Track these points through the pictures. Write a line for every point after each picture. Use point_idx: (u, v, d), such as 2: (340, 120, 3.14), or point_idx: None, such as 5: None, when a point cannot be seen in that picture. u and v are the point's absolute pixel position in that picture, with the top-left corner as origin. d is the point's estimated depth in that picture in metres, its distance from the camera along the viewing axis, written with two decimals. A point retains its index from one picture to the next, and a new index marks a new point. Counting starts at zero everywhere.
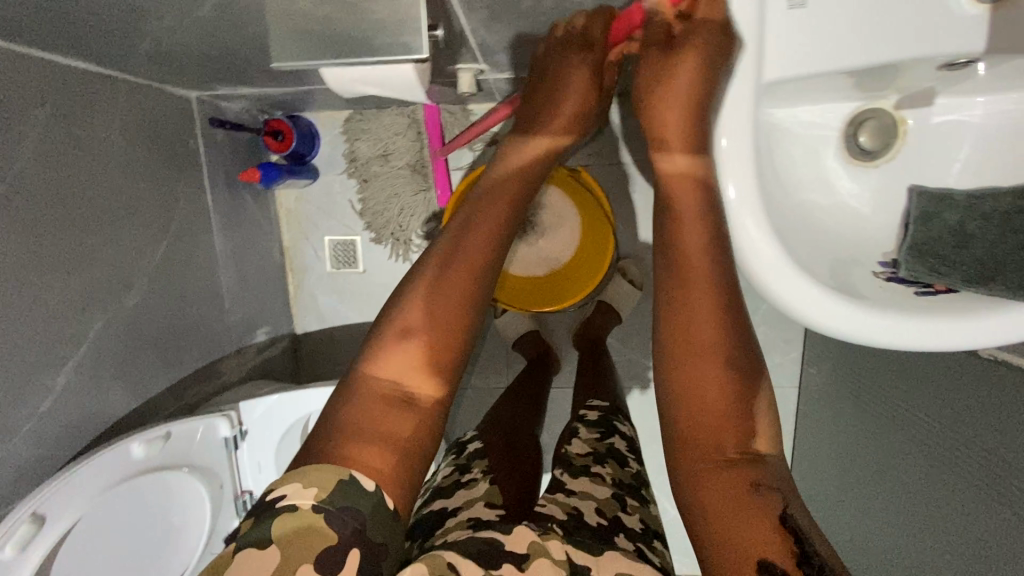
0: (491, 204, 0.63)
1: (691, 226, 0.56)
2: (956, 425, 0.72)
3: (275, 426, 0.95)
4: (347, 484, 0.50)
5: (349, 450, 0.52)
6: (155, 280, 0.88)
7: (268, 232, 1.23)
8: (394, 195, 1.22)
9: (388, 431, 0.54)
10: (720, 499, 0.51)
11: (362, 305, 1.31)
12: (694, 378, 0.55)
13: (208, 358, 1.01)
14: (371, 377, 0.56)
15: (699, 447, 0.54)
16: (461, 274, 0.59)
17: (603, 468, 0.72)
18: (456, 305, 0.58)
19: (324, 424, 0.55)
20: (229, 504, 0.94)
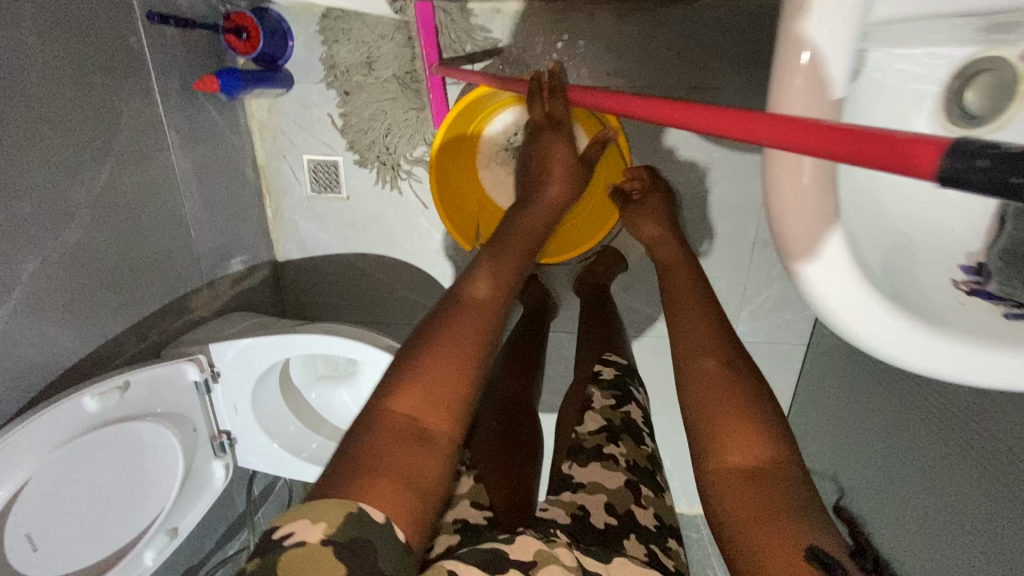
0: (500, 260, 0.68)
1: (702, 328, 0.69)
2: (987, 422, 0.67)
3: (251, 369, 0.90)
4: (356, 517, 0.47)
5: (365, 485, 0.49)
6: (101, 209, 0.77)
7: (239, 148, 1.09)
8: (380, 112, 1.07)
9: (408, 469, 0.51)
10: (747, 506, 0.54)
11: (347, 234, 1.21)
12: (717, 417, 0.60)
13: (175, 293, 0.93)
14: (391, 411, 0.54)
15: (727, 464, 0.57)
16: (474, 315, 0.61)
17: (619, 448, 0.65)
18: (473, 350, 0.58)
19: (339, 462, 0.51)
20: (206, 445, 0.90)
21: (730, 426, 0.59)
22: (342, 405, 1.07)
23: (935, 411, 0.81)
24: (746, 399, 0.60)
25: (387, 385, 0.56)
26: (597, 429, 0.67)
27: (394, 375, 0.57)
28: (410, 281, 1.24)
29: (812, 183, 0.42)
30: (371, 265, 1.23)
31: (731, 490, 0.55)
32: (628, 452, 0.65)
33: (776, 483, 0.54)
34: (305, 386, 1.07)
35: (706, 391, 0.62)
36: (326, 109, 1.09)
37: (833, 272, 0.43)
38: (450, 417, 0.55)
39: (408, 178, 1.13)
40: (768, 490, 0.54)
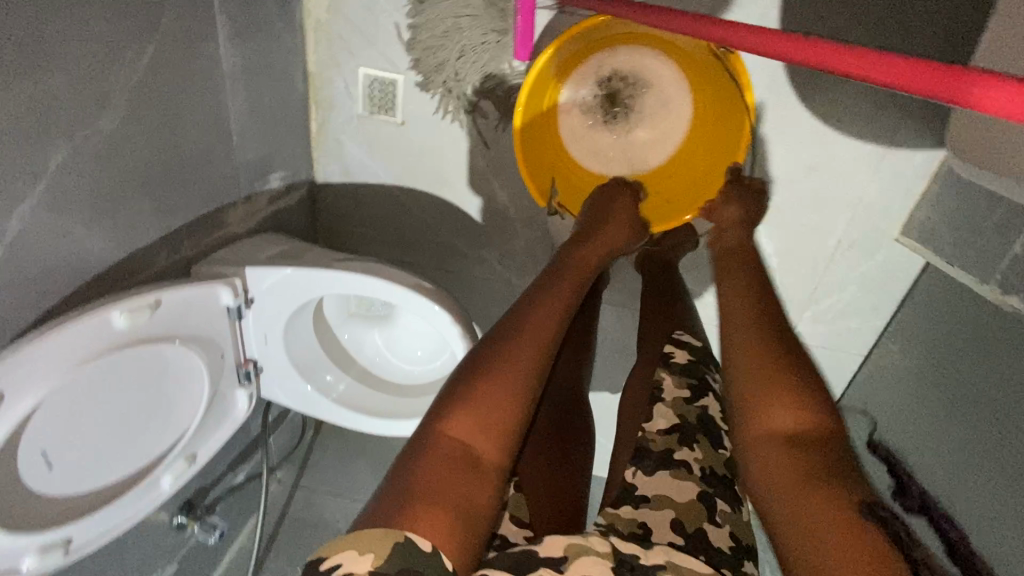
0: (556, 294, 0.78)
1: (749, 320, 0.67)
2: None
3: (288, 301, 0.83)
4: (402, 549, 0.51)
5: (415, 511, 0.54)
6: (141, 98, 0.67)
7: (291, 48, 0.97)
8: (455, 30, 0.94)
9: (457, 494, 0.57)
10: (783, 475, 0.53)
11: (396, 165, 1.10)
12: (763, 399, 0.58)
13: (211, 205, 0.84)
14: (445, 434, 0.61)
15: (764, 434, 0.57)
16: (529, 345, 0.70)
17: (694, 452, 0.72)
18: (522, 382, 0.66)
19: (395, 483, 0.57)
20: (231, 371, 0.84)
21: (773, 404, 0.58)
22: (371, 347, 1.01)
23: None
24: (793, 378, 0.59)
25: (440, 410, 0.63)
26: (667, 431, 0.74)
27: (448, 399, 0.64)
28: (456, 225, 1.15)
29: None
30: (417, 201, 1.14)
31: (769, 455, 0.55)
32: (701, 459, 0.72)
33: (813, 451, 0.53)
34: (339, 325, 1.01)
35: (744, 368, 0.62)
36: (393, 18, 0.96)
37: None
38: (500, 444, 0.62)
39: (472, 112, 1.02)
40: (812, 458, 0.53)
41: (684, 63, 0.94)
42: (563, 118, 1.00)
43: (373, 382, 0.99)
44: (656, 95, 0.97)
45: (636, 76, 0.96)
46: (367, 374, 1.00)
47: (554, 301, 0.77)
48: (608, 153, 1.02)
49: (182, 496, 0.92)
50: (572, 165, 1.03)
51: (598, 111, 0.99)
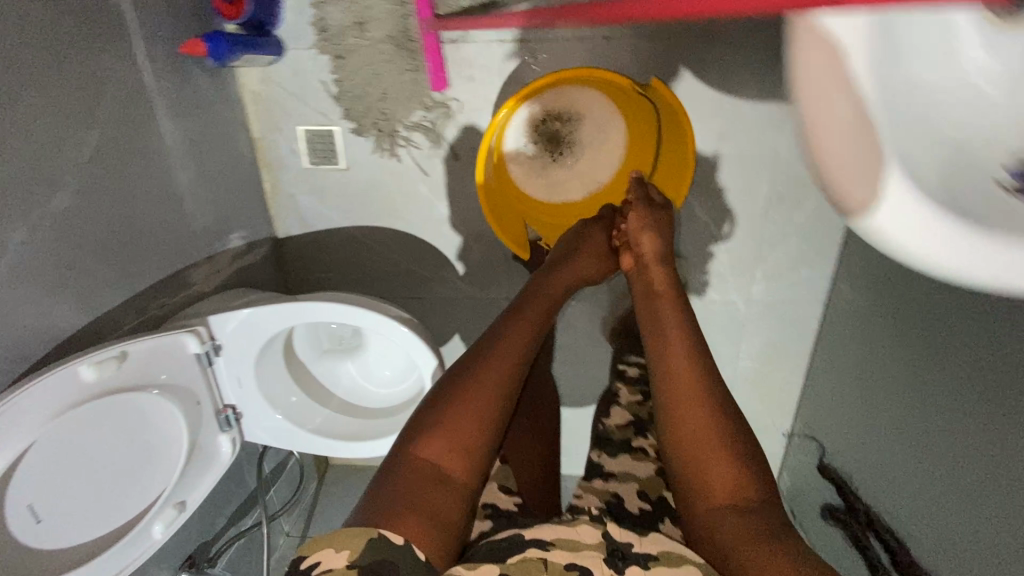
0: (525, 320, 0.87)
1: (682, 368, 0.80)
2: None
3: (254, 340, 0.89)
4: (375, 544, 0.65)
5: (391, 518, 0.67)
6: (89, 177, 0.75)
7: (232, 120, 1.06)
8: (374, 76, 1.04)
9: (426, 502, 0.70)
10: (732, 532, 0.67)
11: (347, 208, 1.19)
12: (708, 469, 0.72)
13: (173, 267, 0.91)
14: (418, 458, 0.73)
15: (711, 499, 0.71)
16: (494, 373, 0.80)
17: (646, 439, 1.03)
18: (485, 407, 0.78)
19: (376, 497, 0.70)
20: (211, 419, 0.89)
21: (715, 470, 0.72)
22: (348, 378, 1.06)
23: (968, 364, 0.77)
24: (730, 441, 0.73)
25: (417, 428, 0.76)
26: (625, 425, 1.05)
27: (422, 425, 0.76)
28: (414, 254, 1.23)
29: (846, 115, 0.44)
30: (374, 238, 1.21)
31: (720, 521, 0.69)
32: (653, 443, 1.02)
33: (749, 513, 0.68)
34: (311, 361, 1.06)
35: (689, 427, 0.75)
36: (318, 76, 1.07)
37: (901, 229, 0.43)
38: (465, 461, 0.75)
39: (406, 145, 1.10)
40: (749, 520, 0.67)
41: (614, 94, 1.04)
42: (520, 157, 1.08)
43: (352, 411, 1.03)
44: (596, 125, 1.06)
45: (575, 112, 1.05)
46: (347, 404, 1.04)
47: (523, 326, 0.86)
48: (565, 184, 1.09)
49: (184, 551, 0.95)
50: (532, 202, 1.11)
51: (546, 149, 1.07)
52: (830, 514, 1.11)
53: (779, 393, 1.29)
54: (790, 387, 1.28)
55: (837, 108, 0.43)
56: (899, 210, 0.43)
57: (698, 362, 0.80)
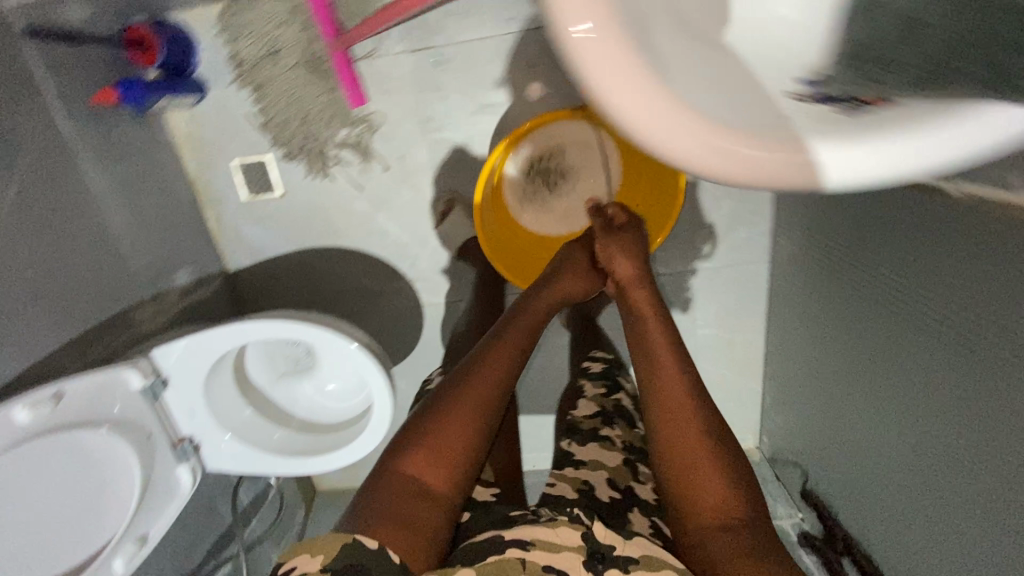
0: (510, 340, 0.91)
1: (671, 386, 0.83)
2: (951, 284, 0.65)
3: (197, 369, 0.90)
4: (348, 548, 0.67)
5: (373, 527, 0.69)
6: (13, 228, 0.78)
7: (164, 162, 1.10)
8: (293, 101, 1.08)
9: (410, 515, 0.71)
10: (722, 545, 0.69)
11: (291, 233, 1.21)
12: (699, 484, 0.74)
13: (114, 308, 0.94)
14: (403, 471, 0.75)
15: (704, 513, 0.72)
16: (481, 393, 0.83)
17: (615, 430, 1.01)
18: (471, 425, 0.80)
19: (361, 510, 0.72)
20: (168, 451, 0.91)
21: (708, 487, 0.74)
22: (307, 399, 1.08)
23: (918, 294, 0.73)
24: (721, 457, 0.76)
25: (403, 441, 0.78)
26: (594, 416, 1.03)
27: (404, 440, 0.78)
28: (364, 270, 1.25)
29: (691, 123, 0.41)
30: (321, 259, 1.24)
31: (710, 535, 0.70)
32: (620, 434, 1.00)
33: (736, 527, 0.70)
34: (267, 386, 1.07)
35: (677, 444, 0.78)
36: (243, 110, 1.10)
37: (859, 165, 0.40)
38: (451, 478, 0.77)
39: (337, 163, 1.13)
40: (738, 536, 0.69)
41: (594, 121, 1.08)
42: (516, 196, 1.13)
43: (311, 430, 1.05)
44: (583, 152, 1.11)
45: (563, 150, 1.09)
46: (308, 424, 1.06)
47: (508, 348, 0.90)
48: (566, 212, 1.14)
49: None
50: (542, 237, 1.15)
51: (541, 183, 1.12)
52: (803, 538, 1.16)
53: (744, 357, 1.29)
54: (754, 349, 1.28)
55: (678, 136, 0.41)
56: (787, 156, 0.41)
57: (685, 379, 0.83)
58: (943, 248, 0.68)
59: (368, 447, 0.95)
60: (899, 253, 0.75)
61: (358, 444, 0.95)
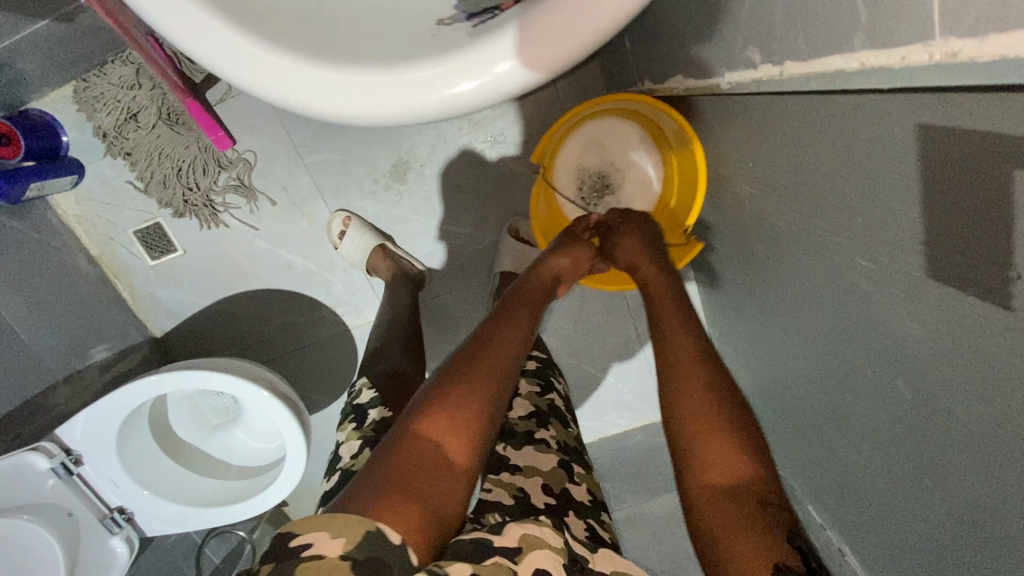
0: (520, 309, 0.79)
1: (684, 347, 0.70)
2: (782, 182, 0.63)
3: (108, 438, 0.90)
4: (374, 537, 0.50)
5: (384, 505, 0.53)
6: None
7: (60, 245, 1.12)
8: (167, 157, 1.10)
9: (429, 492, 0.56)
10: (728, 518, 0.53)
11: (203, 287, 1.22)
12: (707, 448, 0.59)
13: (24, 394, 0.95)
14: (419, 440, 0.59)
15: (714, 476, 0.57)
16: (499, 359, 0.70)
17: (549, 431, 0.78)
18: (494, 394, 0.67)
19: (364, 485, 0.55)
20: (96, 526, 0.91)
21: (717, 449, 0.58)
22: (242, 446, 1.08)
23: (761, 197, 0.70)
24: (737, 415, 0.60)
25: (417, 408, 0.63)
26: (527, 416, 0.79)
27: (419, 403, 0.63)
28: (283, 308, 1.24)
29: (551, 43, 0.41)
30: (241, 306, 1.24)
31: (721, 509, 0.54)
32: (556, 435, 0.78)
33: (753, 501, 0.54)
34: (198, 441, 1.07)
35: (695, 402, 0.62)
36: (124, 178, 1.12)
37: None
38: (471, 453, 0.62)
39: (226, 209, 1.14)
40: (750, 507, 0.54)
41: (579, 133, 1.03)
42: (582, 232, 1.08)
43: (249, 475, 1.04)
44: (598, 160, 1.04)
45: (578, 180, 1.05)
46: (246, 468, 1.06)
47: (521, 314, 0.79)
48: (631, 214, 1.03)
49: None
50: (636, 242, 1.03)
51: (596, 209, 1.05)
52: None
53: None
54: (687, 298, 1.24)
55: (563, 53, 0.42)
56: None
57: (703, 340, 0.71)
58: (759, 154, 0.66)
59: (296, 476, 0.94)
60: (740, 167, 0.74)
61: (285, 478, 0.95)
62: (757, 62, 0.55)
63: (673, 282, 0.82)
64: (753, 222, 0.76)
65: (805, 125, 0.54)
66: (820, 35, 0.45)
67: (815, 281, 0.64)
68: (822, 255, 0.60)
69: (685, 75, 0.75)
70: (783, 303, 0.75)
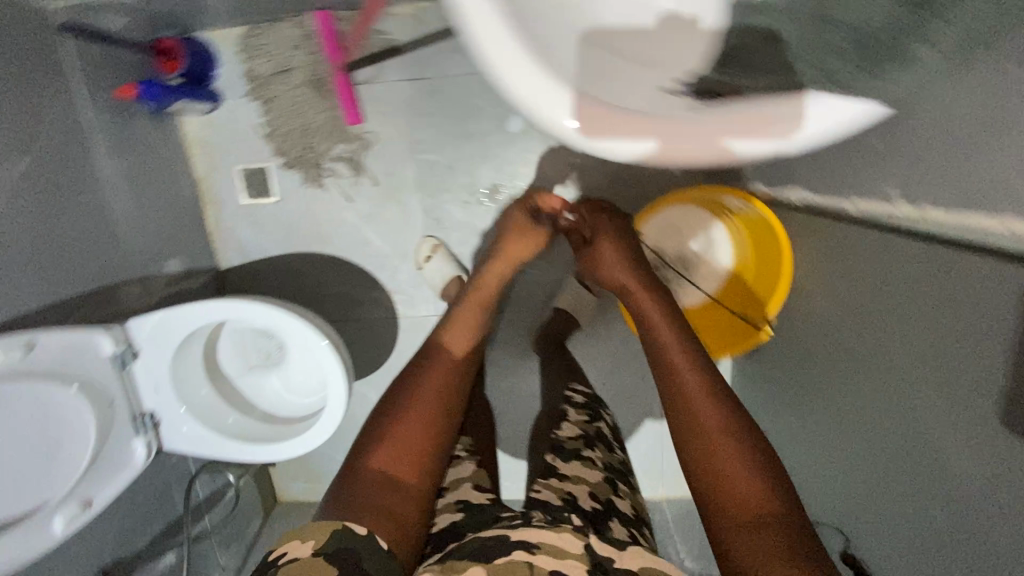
0: (463, 324, 0.91)
1: (683, 365, 0.77)
2: (868, 301, 0.70)
3: (168, 344, 0.95)
4: (342, 534, 0.64)
5: (354, 514, 0.67)
6: (22, 192, 0.85)
7: (174, 160, 1.20)
8: (298, 114, 1.18)
9: (392, 503, 0.69)
10: (767, 546, 0.60)
11: (281, 236, 1.29)
12: (732, 479, 0.66)
13: (101, 281, 1.00)
14: (373, 461, 0.72)
15: (737, 504, 0.65)
16: (434, 376, 0.83)
17: (595, 451, 0.82)
18: (435, 407, 0.79)
19: (337, 500, 0.69)
20: (127, 423, 0.94)
21: (739, 482, 0.66)
22: (272, 392, 1.12)
23: (844, 318, 0.76)
24: (744, 436, 0.69)
25: (365, 439, 0.75)
26: (575, 436, 0.84)
27: (370, 437, 0.75)
28: (346, 279, 1.30)
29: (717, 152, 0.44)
30: (309, 264, 1.30)
31: (756, 537, 0.61)
32: (602, 456, 0.82)
33: (780, 525, 0.62)
34: (234, 374, 1.11)
35: (714, 453, 0.69)
36: (252, 119, 1.21)
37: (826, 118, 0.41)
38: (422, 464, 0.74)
39: (331, 175, 1.23)
40: (777, 534, 0.61)
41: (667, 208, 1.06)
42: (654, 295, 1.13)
43: (273, 422, 1.08)
44: (676, 245, 1.08)
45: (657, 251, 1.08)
46: (270, 415, 1.10)
47: (461, 330, 0.90)
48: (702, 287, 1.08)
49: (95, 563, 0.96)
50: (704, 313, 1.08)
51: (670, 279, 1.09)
52: None
53: None
54: None
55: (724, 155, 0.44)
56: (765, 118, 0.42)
57: (694, 354, 0.78)
58: (850, 278, 0.73)
59: (321, 436, 0.97)
60: (827, 279, 0.81)
61: (311, 433, 0.98)
62: (897, 200, 0.62)
63: (658, 292, 0.88)
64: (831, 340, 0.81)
65: (912, 267, 0.60)
66: (964, 198, 0.51)
67: (881, 404, 0.69)
68: (889, 375, 0.66)
69: (808, 190, 0.83)
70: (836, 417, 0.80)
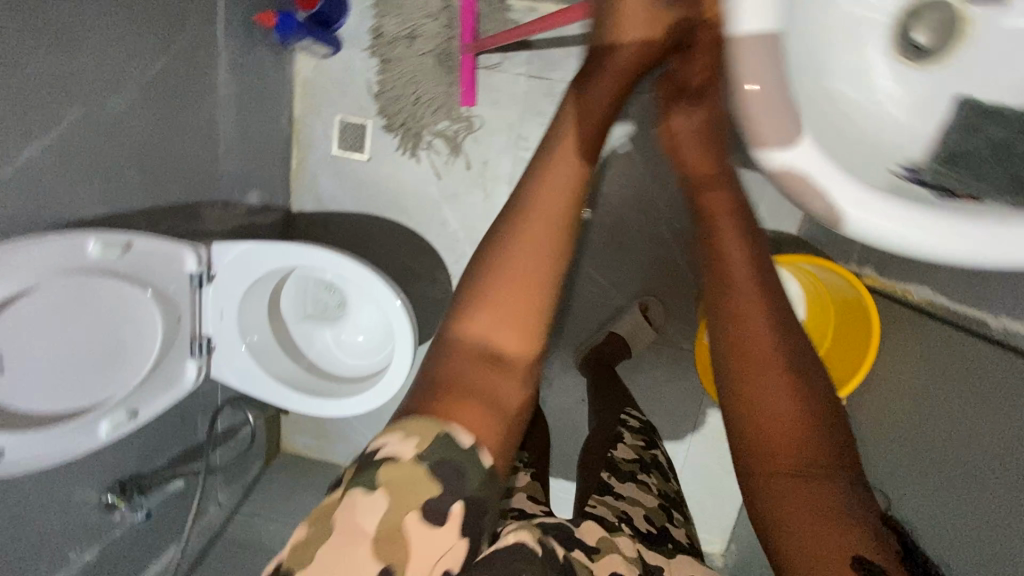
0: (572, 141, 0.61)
1: (741, 275, 0.56)
2: (971, 407, 0.71)
3: (244, 275, 0.94)
4: (445, 441, 0.49)
5: (446, 409, 0.52)
6: (148, 94, 0.84)
7: (281, 95, 1.19)
8: (413, 82, 1.18)
9: (483, 391, 0.55)
10: (796, 498, 0.49)
11: (361, 195, 1.28)
12: (770, 412, 0.52)
13: (192, 197, 0.99)
14: (461, 336, 0.57)
15: (772, 448, 0.51)
16: (542, 223, 0.58)
17: (651, 478, 0.83)
18: (552, 259, 0.58)
19: (421, 384, 0.55)
20: (185, 342, 0.92)
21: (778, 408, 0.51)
22: (322, 344, 1.12)
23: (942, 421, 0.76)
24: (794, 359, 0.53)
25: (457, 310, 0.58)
26: (632, 459, 0.85)
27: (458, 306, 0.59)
28: (414, 252, 1.30)
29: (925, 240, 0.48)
30: (381, 228, 1.29)
31: (791, 493, 0.49)
32: (657, 482, 0.83)
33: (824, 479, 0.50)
34: (290, 319, 1.10)
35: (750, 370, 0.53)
36: (366, 75, 1.21)
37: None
38: (531, 342, 0.58)
39: (427, 148, 1.23)
40: (821, 487, 0.49)
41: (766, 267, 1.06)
42: None
43: (320, 374, 1.07)
44: None
45: None
46: (316, 366, 1.09)
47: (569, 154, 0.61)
48: None
49: (115, 471, 0.95)
50: None
51: None
52: None
53: None
54: None
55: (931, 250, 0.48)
56: (987, 228, 0.46)
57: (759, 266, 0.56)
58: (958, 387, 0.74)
59: (370, 401, 0.97)
60: (927, 375, 0.81)
61: (361, 395, 0.97)
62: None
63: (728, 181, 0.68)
64: (925, 438, 0.79)
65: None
66: None
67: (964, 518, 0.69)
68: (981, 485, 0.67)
69: (941, 294, 0.82)
70: (908, 515, 0.80)
